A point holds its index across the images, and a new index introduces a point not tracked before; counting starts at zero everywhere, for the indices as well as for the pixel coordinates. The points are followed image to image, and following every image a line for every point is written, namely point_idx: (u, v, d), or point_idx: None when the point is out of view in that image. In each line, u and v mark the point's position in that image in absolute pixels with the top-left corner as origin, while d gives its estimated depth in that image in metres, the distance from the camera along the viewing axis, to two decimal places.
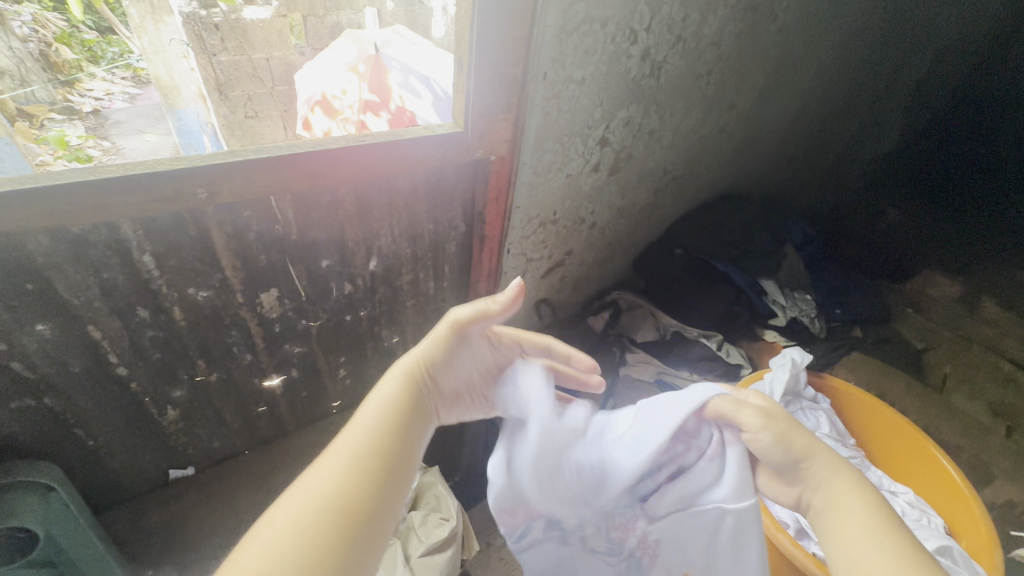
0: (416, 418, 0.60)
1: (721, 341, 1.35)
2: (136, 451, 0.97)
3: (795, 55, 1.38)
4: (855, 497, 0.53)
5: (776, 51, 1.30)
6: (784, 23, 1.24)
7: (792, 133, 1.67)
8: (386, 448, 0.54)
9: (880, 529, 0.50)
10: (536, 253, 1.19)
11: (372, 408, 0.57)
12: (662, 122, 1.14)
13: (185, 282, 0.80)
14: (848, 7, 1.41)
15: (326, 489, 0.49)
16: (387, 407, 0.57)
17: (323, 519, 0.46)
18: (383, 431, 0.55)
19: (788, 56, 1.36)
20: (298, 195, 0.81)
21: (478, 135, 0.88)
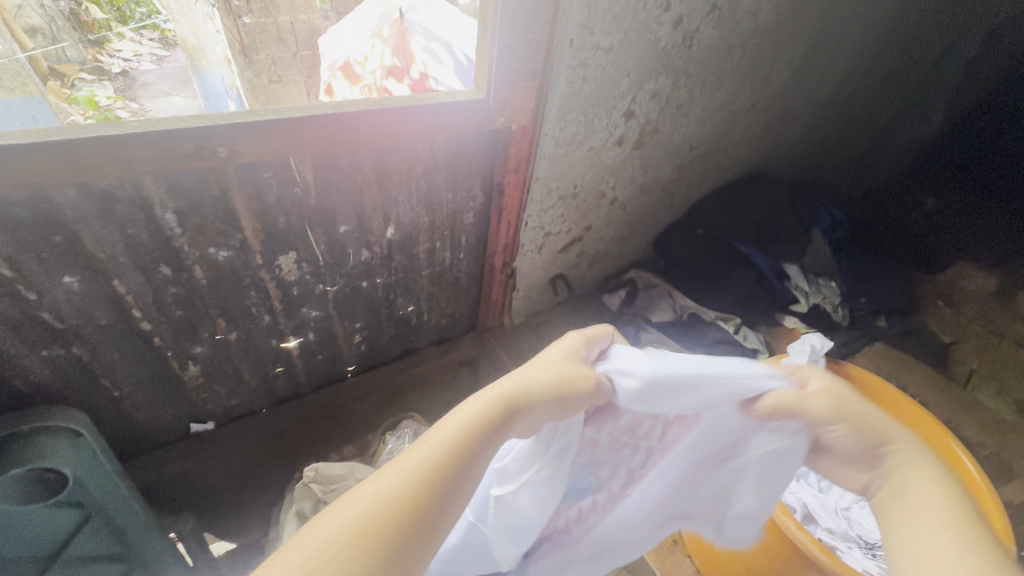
0: (499, 438, 0.49)
1: (738, 325, 1.35)
2: (160, 404, 1.00)
3: (837, 28, 1.31)
4: (929, 493, 0.45)
5: (817, 23, 1.23)
6: None
7: (831, 111, 1.61)
8: (453, 490, 0.44)
9: (928, 528, 0.44)
10: (555, 227, 1.17)
11: (464, 411, 0.49)
12: (692, 95, 1.10)
13: (206, 241, 0.81)
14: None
15: (385, 505, 0.41)
16: (479, 413, 0.48)
17: (365, 546, 0.39)
18: (462, 452, 0.46)
19: (829, 29, 1.29)
20: (319, 158, 0.81)
21: (500, 102, 0.86)
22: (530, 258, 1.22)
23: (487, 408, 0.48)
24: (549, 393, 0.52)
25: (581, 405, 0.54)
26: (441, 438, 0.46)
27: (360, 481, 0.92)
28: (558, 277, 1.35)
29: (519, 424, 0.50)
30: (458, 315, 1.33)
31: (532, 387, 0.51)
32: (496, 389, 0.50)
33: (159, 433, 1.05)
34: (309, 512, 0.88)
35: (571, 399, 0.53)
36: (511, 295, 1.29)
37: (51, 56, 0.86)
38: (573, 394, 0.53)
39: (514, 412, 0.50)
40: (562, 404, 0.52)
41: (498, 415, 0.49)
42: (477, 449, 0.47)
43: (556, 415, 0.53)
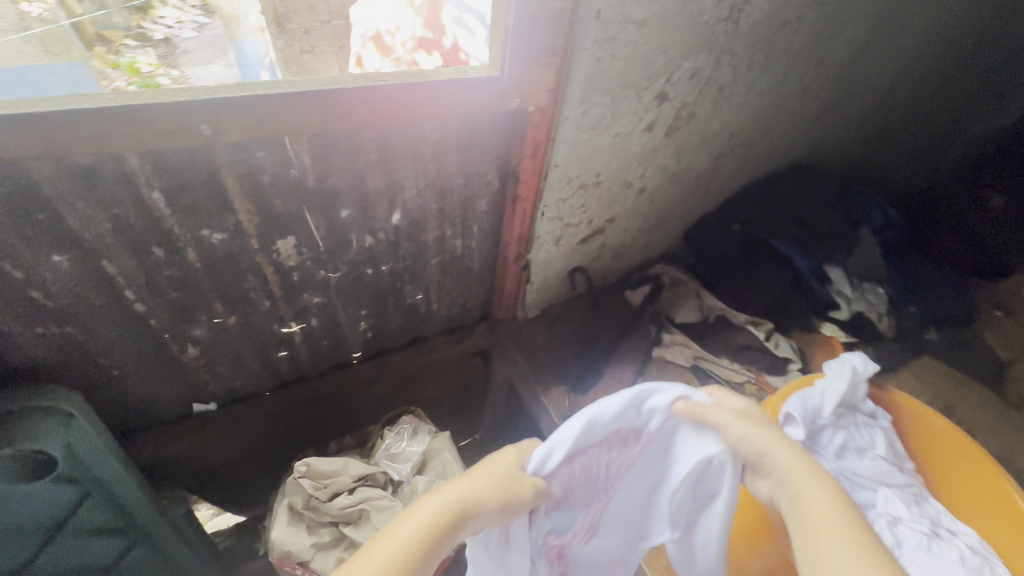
0: (451, 542, 0.53)
1: (770, 331, 1.23)
2: (159, 385, 0.98)
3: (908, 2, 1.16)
4: (816, 501, 0.56)
5: None
6: None
7: (903, 74, 1.39)
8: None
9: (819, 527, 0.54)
10: (574, 218, 1.08)
11: (423, 510, 0.52)
12: (735, 77, 0.99)
13: (198, 223, 0.77)
14: None
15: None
16: (437, 513, 0.52)
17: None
18: (420, 554, 0.50)
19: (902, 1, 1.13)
20: (316, 137, 0.75)
21: (516, 81, 0.77)
22: (547, 251, 1.14)
23: (421, 525, 0.51)
24: (486, 498, 0.55)
25: (524, 510, 0.58)
26: (377, 558, 0.48)
27: (354, 478, 0.89)
28: (578, 269, 1.27)
29: (468, 532, 0.54)
30: (469, 305, 1.27)
31: (470, 497, 0.54)
32: (430, 501, 0.53)
33: (161, 413, 1.04)
34: (301, 508, 0.86)
35: (510, 503, 0.56)
36: (525, 287, 1.21)
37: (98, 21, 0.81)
38: (507, 498, 0.56)
39: (466, 519, 0.54)
40: (508, 508, 0.56)
41: (439, 523, 0.51)
42: (424, 554, 0.50)
43: (501, 520, 0.56)
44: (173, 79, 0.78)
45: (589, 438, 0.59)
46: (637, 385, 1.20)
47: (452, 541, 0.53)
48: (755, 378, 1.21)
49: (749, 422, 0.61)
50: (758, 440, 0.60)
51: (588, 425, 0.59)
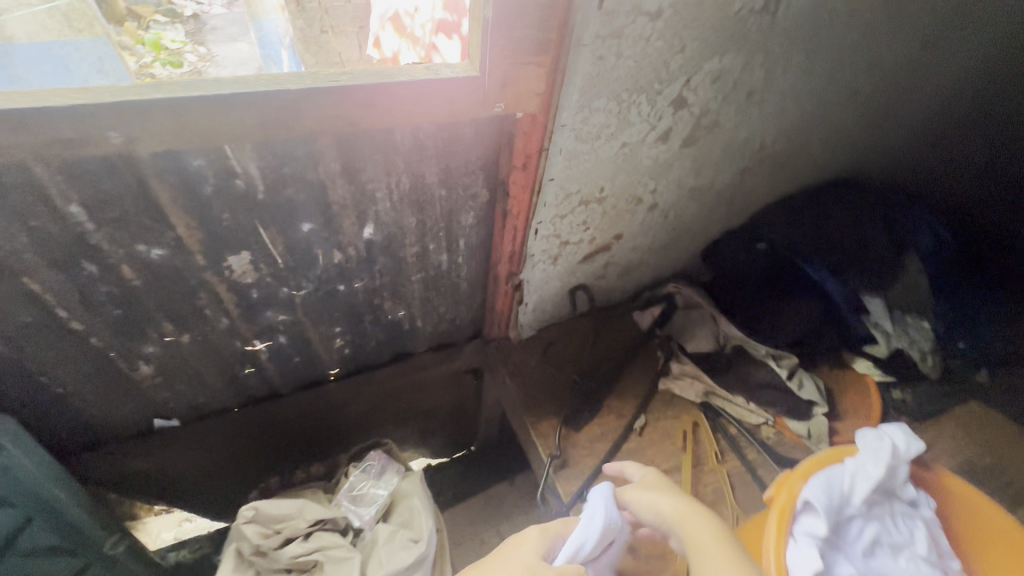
0: None
1: (794, 368, 1.08)
2: (112, 401, 0.91)
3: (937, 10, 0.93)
4: (702, 529, 0.59)
5: None
6: None
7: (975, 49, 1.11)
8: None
9: (699, 550, 0.57)
10: (574, 236, 0.96)
11: None
12: (767, 80, 0.84)
13: (133, 238, 0.67)
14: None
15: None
16: None
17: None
18: None
19: None
20: (263, 145, 0.64)
21: (500, 83, 0.64)
22: (542, 270, 1.02)
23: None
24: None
25: None
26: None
27: (311, 523, 0.79)
28: (580, 288, 1.14)
29: None
30: (458, 322, 1.17)
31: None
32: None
33: (117, 429, 0.97)
34: (248, 555, 0.77)
35: None
36: (519, 309, 1.10)
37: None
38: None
39: None
40: None
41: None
42: None
43: None
44: (200, 58, 0.79)
45: (612, 527, 0.62)
46: (637, 423, 1.08)
47: None
48: (772, 420, 1.08)
49: (651, 492, 0.65)
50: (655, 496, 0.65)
51: (606, 517, 0.63)
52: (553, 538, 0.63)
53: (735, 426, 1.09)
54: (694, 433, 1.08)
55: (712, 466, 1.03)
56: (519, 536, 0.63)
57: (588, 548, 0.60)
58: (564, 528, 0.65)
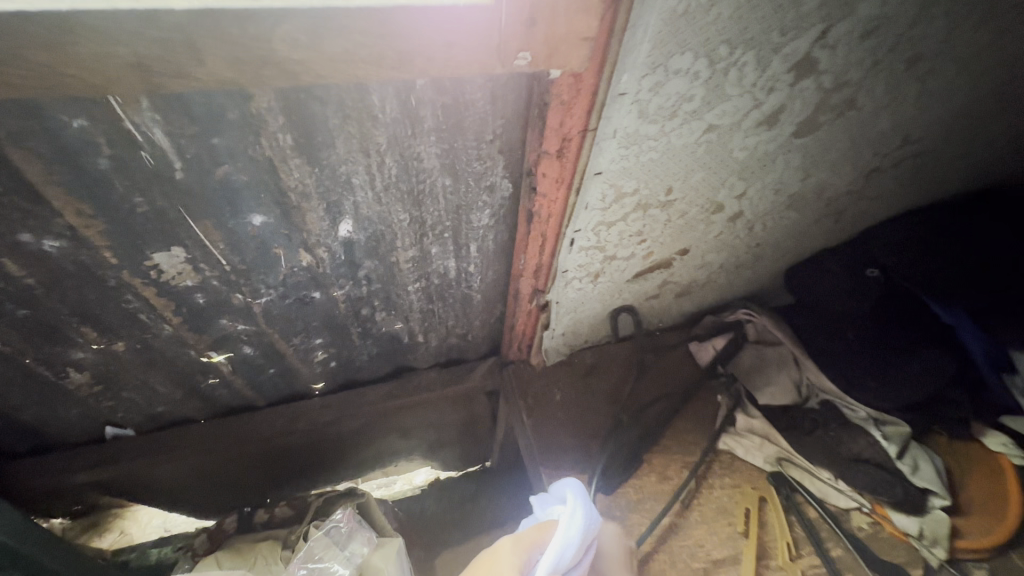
0: None
1: (905, 442, 0.81)
2: (47, 409, 0.76)
3: None
4: None
5: None
6: None
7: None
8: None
9: None
10: (623, 249, 0.72)
11: None
12: (942, 40, 0.55)
13: (10, 224, 0.49)
14: None
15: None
16: None
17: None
18: None
19: None
20: (167, 100, 0.42)
21: (527, 17, 0.40)
22: (577, 289, 0.79)
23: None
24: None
25: None
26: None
27: None
28: (623, 310, 0.91)
29: None
30: (471, 337, 0.95)
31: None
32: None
33: (62, 435, 0.83)
34: None
35: None
36: (543, 333, 0.88)
37: None
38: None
39: None
40: None
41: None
42: None
43: None
44: None
45: (590, 531, 0.57)
46: (685, 494, 0.87)
47: None
48: (870, 508, 0.81)
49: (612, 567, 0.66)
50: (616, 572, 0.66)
51: (585, 525, 0.56)
52: (529, 550, 0.56)
53: (816, 508, 0.84)
54: (760, 512, 0.85)
55: (783, 564, 0.78)
56: (491, 551, 0.57)
57: (567, 557, 0.54)
58: (540, 537, 0.58)
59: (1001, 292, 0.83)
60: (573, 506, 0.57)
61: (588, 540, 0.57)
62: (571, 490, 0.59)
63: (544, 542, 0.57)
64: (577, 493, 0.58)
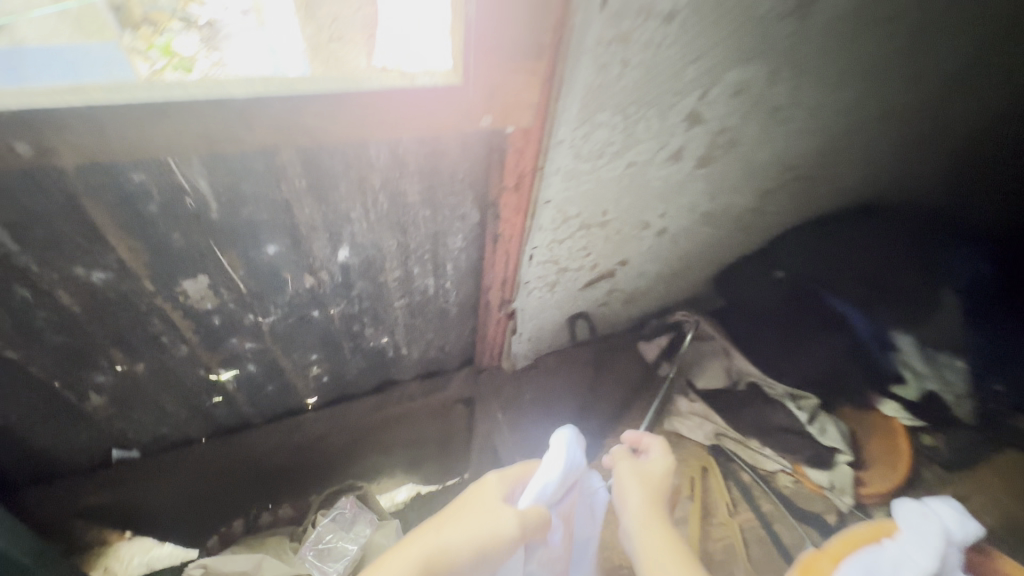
0: None
1: (815, 410, 0.98)
2: (63, 432, 0.83)
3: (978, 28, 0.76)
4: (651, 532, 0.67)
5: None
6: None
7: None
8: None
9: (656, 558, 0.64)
10: (573, 262, 0.87)
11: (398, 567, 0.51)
12: (795, 96, 0.74)
13: (68, 260, 0.60)
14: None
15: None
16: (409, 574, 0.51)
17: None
18: None
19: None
20: (212, 159, 0.55)
21: (486, 91, 0.56)
22: (538, 297, 0.94)
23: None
24: (465, 546, 0.55)
25: (501, 551, 0.56)
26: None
27: None
28: (579, 316, 1.06)
29: None
30: (448, 348, 1.08)
31: (456, 540, 0.55)
32: (405, 554, 0.53)
33: (71, 460, 0.89)
34: None
35: (484, 547, 0.55)
36: (511, 338, 1.03)
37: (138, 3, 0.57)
38: (489, 543, 0.55)
39: None
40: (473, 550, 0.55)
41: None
42: None
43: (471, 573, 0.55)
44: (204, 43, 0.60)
45: (570, 470, 0.63)
46: None
47: None
48: (792, 468, 0.99)
49: (636, 482, 0.73)
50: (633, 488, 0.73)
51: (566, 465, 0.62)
52: (512, 483, 0.64)
53: (749, 472, 1.02)
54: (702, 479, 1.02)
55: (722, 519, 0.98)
56: (478, 485, 0.62)
57: (547, 492, 0.61)
58: (522, 474, 0.65)
59: (879, 284, 0.98)
60: (552, 455, 0.62)
61: (569, 476, 0.63)
62: (556, 435, 0.64)
63: (526, 478, 0.65)
64: (559, 434, 0.64)
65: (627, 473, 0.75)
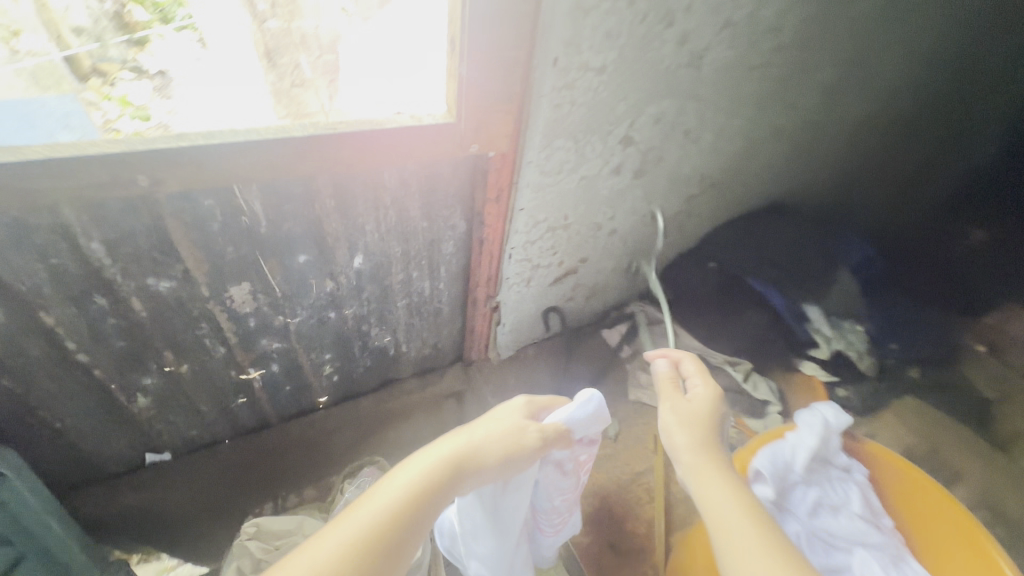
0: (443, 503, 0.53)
1: (749, 371, 1.23)
2: (108, 434, 0.94)
3: (820, 70, 1.07)
4: (717, 493, 0.59)
5: (864, 67, 1.16)
6: (879, 35, 1.11)
7: (898, 85, 1.29)
8: (419, 513, 0.50)
9: (724, 528, 0.56)
10: (544, 259, 1.07)
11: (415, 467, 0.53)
12: (701, 121, 0.98)
13: (143, 272, 0.74)
14: (821, 37, 0.99)
15: (337, 560, 0.44)
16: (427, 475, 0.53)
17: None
18: (424, 499, 0.51)
19: (874, 83, 1.23)
20: (266, 186, 0.72)
21: (473, 127, 0.76)
22: (517, 292, 1.13)
23: (422, 467, 0.53)
24: (491, 449, 0.58)
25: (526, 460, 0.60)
26: (391, 492, 0.50)
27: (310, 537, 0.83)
28: (551, 310, 1.25)
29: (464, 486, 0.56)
30: (441, 346, 1.24)
31: (481, 442, 0.58)
32: (433, 451, 0.56)
33: (110, 463, 0.99)
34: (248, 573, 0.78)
35: (512, 453, 0.58)
36: (496, 329, 1.21)
37: (95, 56, 0.69)
38: (513, 449, 0.58)
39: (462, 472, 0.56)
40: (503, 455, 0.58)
41: (441, 471, 0.53)
42: (432, 499, 0.51)
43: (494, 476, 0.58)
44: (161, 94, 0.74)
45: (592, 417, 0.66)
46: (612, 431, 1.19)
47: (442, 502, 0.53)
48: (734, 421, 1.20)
49: (686, 428, 0.66)
50: (683, 438, 0.65)
51: (592, 410, 0.65)
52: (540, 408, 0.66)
53: None
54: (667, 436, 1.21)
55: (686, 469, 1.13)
56: (509, 403, 0.65)
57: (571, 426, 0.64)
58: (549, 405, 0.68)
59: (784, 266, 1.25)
60: (580, 403, 0.65)
61: (591, 423, 0.66)
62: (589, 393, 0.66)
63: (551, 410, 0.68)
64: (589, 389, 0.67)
65: (676, 432, 0.66)
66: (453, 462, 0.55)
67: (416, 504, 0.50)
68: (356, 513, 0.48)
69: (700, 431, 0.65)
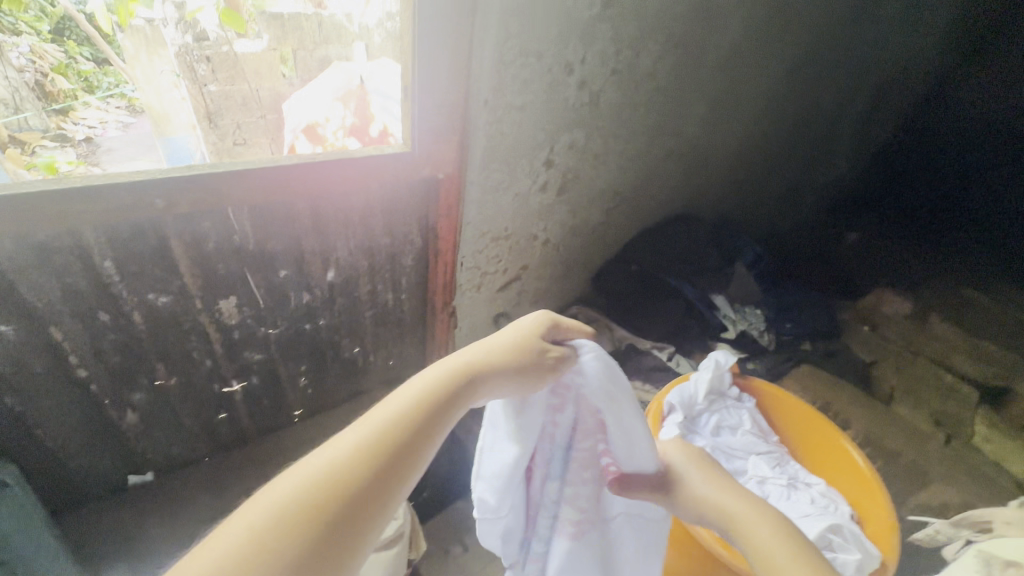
0: (443, 419, 0.54)
1: (672, 353, 1.43)
2: (95, 454, 1.00)
3: (695, 106, 1.37)
4: (760, 532, 0.55)
5: (730, 102, 1.48)
6: (737, 78, 1.43)
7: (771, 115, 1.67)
8: (418, 428, 0.51)
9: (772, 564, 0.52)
10: (491, 266, 1.26)
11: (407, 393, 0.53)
12: (605, 146, 1.23)
13: (146, 288, 0.86)
14: (689, 80, 1.29)
15: (338, 468, 0.45)
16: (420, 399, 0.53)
17: (323, 500, 0.43)
18: (416, 420, 0.51)
19: (741, 112, 1.55)
20: (256, 209, 0.88)
21: (425, 154, 0.95)
22: (469, 297, 1.29)
23: (419, 390, 0.54)
24: (497, 365, 0.59)
25: (535, 376, 0.60)
26: (393, 407, 0.52)
27: None
28: (501, 315, 1.42)
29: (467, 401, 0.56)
30: (405, 356, 1.37)
31: (483, 359, 0.59)
32: (437, 369, 0.57)
33: (94, 485, 1.04)
34: None
35: (521, 367, 0.60)
36: (455, 333, 1.35)
37: (14, 125, 0.81)
38: (521, 364, 0.60)
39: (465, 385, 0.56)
40: (512, 370, 0.59)
41: (441, 387, 0.54)
42: (426, 418, 0.52)
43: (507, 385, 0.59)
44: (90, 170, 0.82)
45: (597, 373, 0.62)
46: None
47: (441, 420, 0.53)
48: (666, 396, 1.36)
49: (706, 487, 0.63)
50: (706, 497, 0.62)
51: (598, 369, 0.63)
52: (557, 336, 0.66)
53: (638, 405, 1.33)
54: None
55: None
56: (529, 321, 0.66)
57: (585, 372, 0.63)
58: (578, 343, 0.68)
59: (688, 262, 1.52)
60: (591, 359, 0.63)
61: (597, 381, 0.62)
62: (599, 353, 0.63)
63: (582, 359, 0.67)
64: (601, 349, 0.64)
65: (690, 495, 0.63)
66: (455, 375, 0.56)
67: (419, 416, 0.52)
68: (354, 431, 0.49)
69: (720, 491, 0.62)
